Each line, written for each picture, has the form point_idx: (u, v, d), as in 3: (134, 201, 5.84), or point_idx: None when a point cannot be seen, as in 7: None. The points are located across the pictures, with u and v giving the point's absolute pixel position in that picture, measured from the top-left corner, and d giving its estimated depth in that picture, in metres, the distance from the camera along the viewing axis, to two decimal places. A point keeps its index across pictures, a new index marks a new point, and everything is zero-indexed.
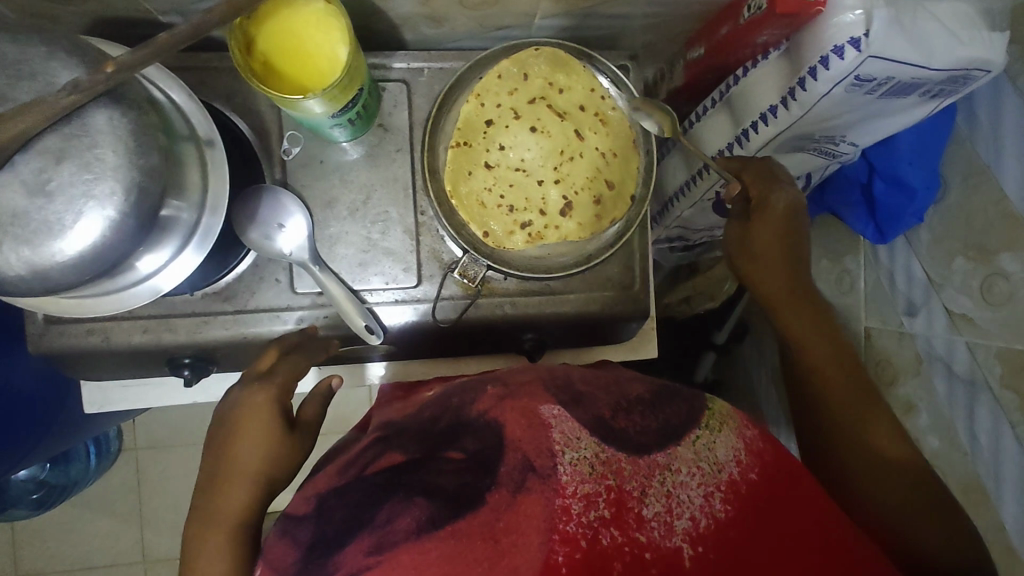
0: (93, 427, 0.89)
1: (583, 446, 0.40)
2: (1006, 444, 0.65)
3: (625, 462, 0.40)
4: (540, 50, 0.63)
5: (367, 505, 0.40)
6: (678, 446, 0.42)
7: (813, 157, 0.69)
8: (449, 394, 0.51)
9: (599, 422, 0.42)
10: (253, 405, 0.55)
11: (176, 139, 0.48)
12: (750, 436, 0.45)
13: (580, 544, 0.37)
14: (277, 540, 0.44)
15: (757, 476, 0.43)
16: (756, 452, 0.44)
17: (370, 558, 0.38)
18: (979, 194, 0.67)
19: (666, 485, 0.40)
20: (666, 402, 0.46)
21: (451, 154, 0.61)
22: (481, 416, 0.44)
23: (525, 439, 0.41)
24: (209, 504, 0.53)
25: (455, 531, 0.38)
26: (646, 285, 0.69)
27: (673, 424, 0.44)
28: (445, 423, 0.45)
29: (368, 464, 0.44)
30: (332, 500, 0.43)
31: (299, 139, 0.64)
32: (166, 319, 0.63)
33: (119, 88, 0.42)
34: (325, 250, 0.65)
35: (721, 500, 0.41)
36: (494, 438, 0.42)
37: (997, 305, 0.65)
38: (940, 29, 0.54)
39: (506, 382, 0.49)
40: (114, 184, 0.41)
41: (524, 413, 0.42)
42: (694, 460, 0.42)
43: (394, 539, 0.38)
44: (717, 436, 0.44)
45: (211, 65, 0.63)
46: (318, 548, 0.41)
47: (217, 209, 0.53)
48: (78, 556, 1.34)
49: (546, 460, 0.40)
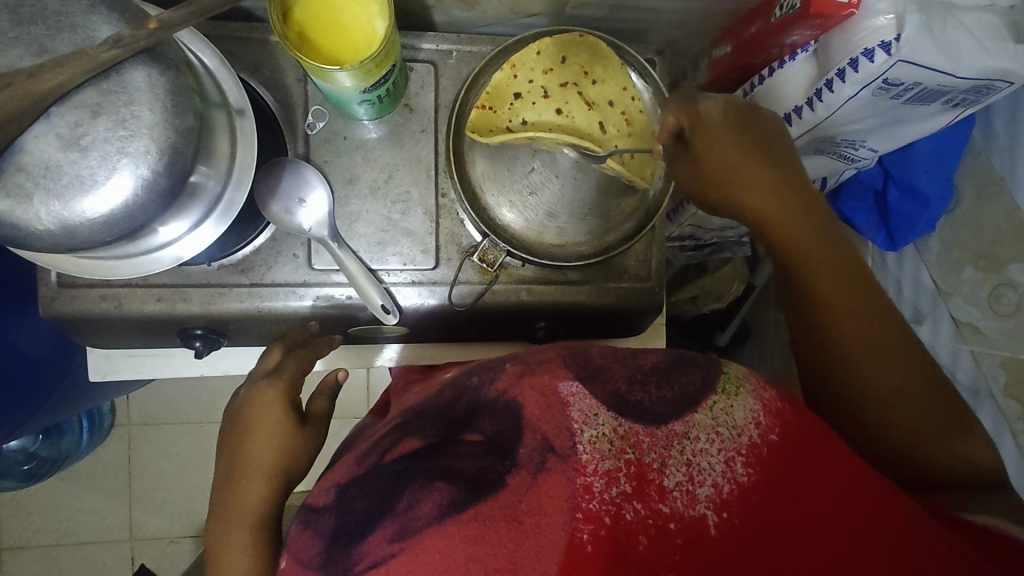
0: (95, 397, 0.88)
1: (601, 423, 0.39)
2: (1007, 449, 0.68)
3: (643, 435, 0.38)
4: (584, 37, 0.62)
5: (388, 494, 0.40)
6: (695, 412, 0.40)
7: (832, 162, 0.70)
8: (468, 375, 0.47)
9: (616, 399, 0.40)
10: (263, 402, 0.56)
11: (210, 106, 0.48)
12: (767, 397, 0.42)
13: (605, 521, 0.36)
14: (299, 533, 0.44)
15: (778, 437, 0.40)
16: (775, 412, 0.41)
17: (393, 546, 0.38)
18: (992, 206, 0.69)
19: (687, 454, 0.38)
20: (687, 371, 0.43)
21: (474, 116, 0.60)
22: (498, 397, 0.41)
23: (544, 419, 0.39)
24: (224, 500, 0.53)
25: (477, 513, 0.37)
26: (661, 278, 0.70)
27: (689, 392, 0.41)
28: (466, 405, 0.43)
29: (387, 451, 0.43)
30: (351, 489, 0.42)
31: (323, 115, 0.64)
32: (181, 289, 0.62)
33: (157, 47, 0.42)
34: (344, 227, 0.64)
35: (743, 465, 0.39)
36: (512, 420, 0.40)
37: (1005, 314, 0.67)
38: (968, 38, 0.54)
39: (527, 360, 0.45)
40: (149, 142, 0.41)
41: (547, 396, 0.40)
42: (713, 426, 0.39)
43: (417, 525, 0.38)
44: (734, 400, 0.41)
45: (238, 35, 0.62)
46: (341, 537, 0.41)
47: (241, 182, 0.53)
48: (65, 531, 1.33)
49: (565, 440, 0.38)
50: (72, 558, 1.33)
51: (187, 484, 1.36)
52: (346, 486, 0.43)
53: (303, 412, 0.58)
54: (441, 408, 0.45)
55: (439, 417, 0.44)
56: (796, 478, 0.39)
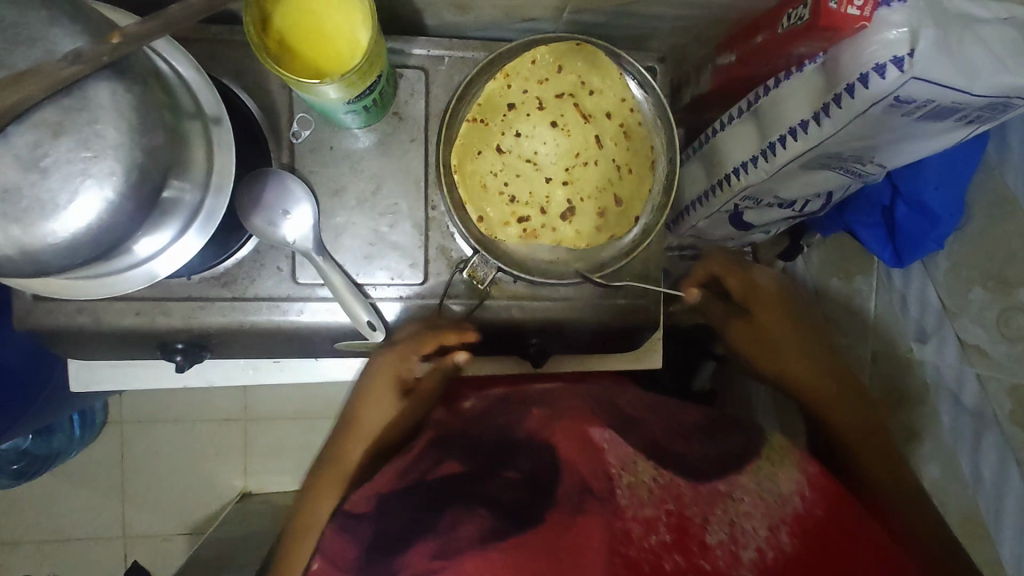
0: (78, 401, 0.87)
1: (641, 471, 0.46)
2: (1011, 475, 0.66)
3: (685, 489, 0.45)
4: (581, 44, 0.60)
5: (431, 512, 0.46)
6: (739, 477, 0.47)
7: (837, 176, 0.67)
8: (493, 416, 0.59)
9: (653, 449, 0.50)
10: (382, 375, 0.61)
11: (183, 117, 0.46)
12: (811, 472, 0.49)
13: (643, 567, 0.41)
14: (335, 535, 0.50)
15: (821, 513, 0.46)
16: (819, 488, 0.47)
17: (433, 562, 0.43)
18: (1003, 225, 0.66)
19: (730, 515, 0.44)
20: (726, 437, 0.56)
21: (464, 128, 0.59)
22: (531, 436, 0.52)
23: (581, 462, 0.48)
24: (340, 449, 0.62)
25: (517, 542, 0.43)
26: (658, 295, 0.68)
27: (733, 458, 0.50)
28: (496, 442, 0.53)
29: (428, 470, 0.51)
30: (394, 502, 0.48)
31: (309, 123, 0.61)
32: (161, 303, 0.60)
33: (125, 60, 0.39)
34: (330, 241, 0.62)
35: (788, 533, 0.44)
36: (549, 459, 0.49)
37: (1013, 339, 0.65)
38: (985, 54, 0.51)
39: (551, 408, 0.57)
40: (114, 163, 0.38)
41: (576, 437, 0.50)
42: (758, 491, 0.46)
43: (458, 546, 0.43)
44: (779, 471, 0.49)
45: (221, 38, 0.60)
46: (380, 544, 0.46)
47: (221, 189, 0.51)
48: (57, 528, 1.33)
49: (604, 484, 0.46)
50: (66, 554, 1.33)
51: (181, 481, 1.35)
52: (386, 497, 0.50)
53: (411, 385, 0.63)
54: (474, 442, 0.55)
55: (477, 452, 0.53)
56: (841, 551, 0.43)
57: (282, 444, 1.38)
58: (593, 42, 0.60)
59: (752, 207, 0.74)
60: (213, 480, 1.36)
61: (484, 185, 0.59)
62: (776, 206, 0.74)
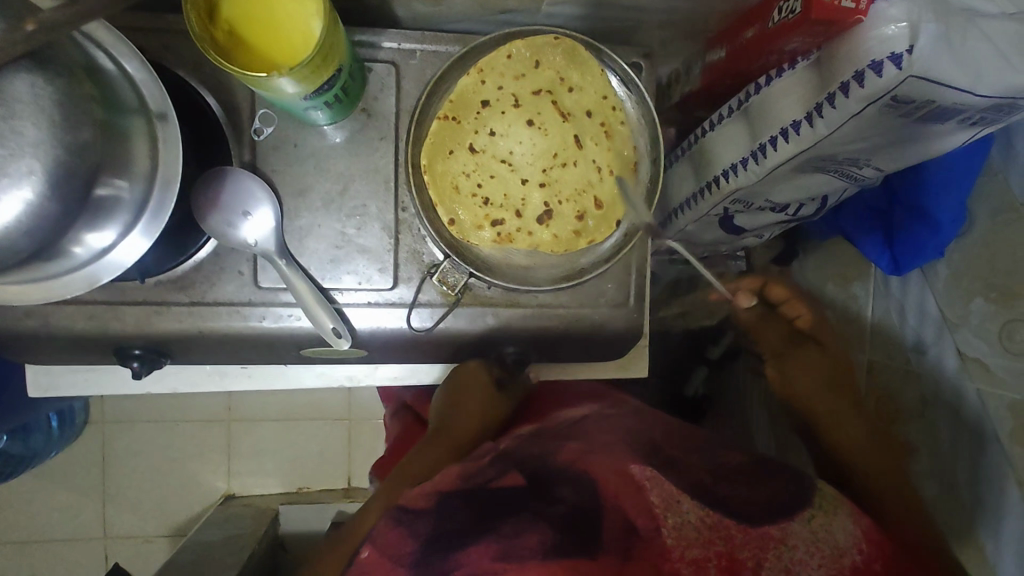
0: (44, 404, 0.84)
1: (686, 510, 0.53)
2: (1009, 496, 0.62)
3: (737, 531, 0.52)
4: (560, 39, 0.56)
5: (491, 519, 0.52)
6: (793, 523, 0.53)
7: (831, 179, 0.63)
8: (522, 445, 0.63)
9: (701, 488, 0.56)
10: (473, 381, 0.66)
11: (117, 111, 0.43)
12: (864, 525, 0.55)
13: None
14: (389, 528, 0.54)
15: (878, 566, 0.52)
16: (874, 542, 0.53)
17: (495, 562, 0.48)
18: (1007, 233, 0.62)
19: (784, 561, 0.50)
20: (771, 478, 0.60)
21: (436, 126, 0.56)
22: (569, 466, 0.57)
23: (630, 498, 0.53)
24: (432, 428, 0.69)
25: (566, 564, 0.48)
26: (642, 304, 0.65)
27: (783, 500, 0.56)
28: (534, 468, 0.58)
29: (492, 479, 0.56)
30: (453, 503, 0.54)
31: (271, 119, 0.58)
32: (114, 307, 0.57)
33: (45, 51, 0.36)
34: (294, 243, 0.59)
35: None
36: (590, 492, 0.54)
37: (1016, 353, 0.61)
38: (991, 50, 0.47)
39: (587, 441, 0.62)
40: (33, 162, 0.35)
41: (619, 473, 0.56)
42: (812, 541, 0.52)
43: (521, 553, 0.49)
44: (835, 519, 0.55)
45: (177, 28, 0.56)
46: (440, 541, 0.51)
47: (168, 184, 0.47)
48: (37, 527, 1.31)
49: (651, 521, 0.52)
50: (46, 554, 1.31)
51: (164, 483, 1.33)
52: (444, 497, 0.55)
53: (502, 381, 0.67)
54: (519, 459, 0.60)
55: (530, 469, 0.58)
56: None
57: (267, 446, 1.35)
58: (572, 35, 0.56)
59: (742, 211, 0.71)
60: (196, 481, 1.34)
61: (456, 185, 0.56)
62: (767, 210, 0.70)
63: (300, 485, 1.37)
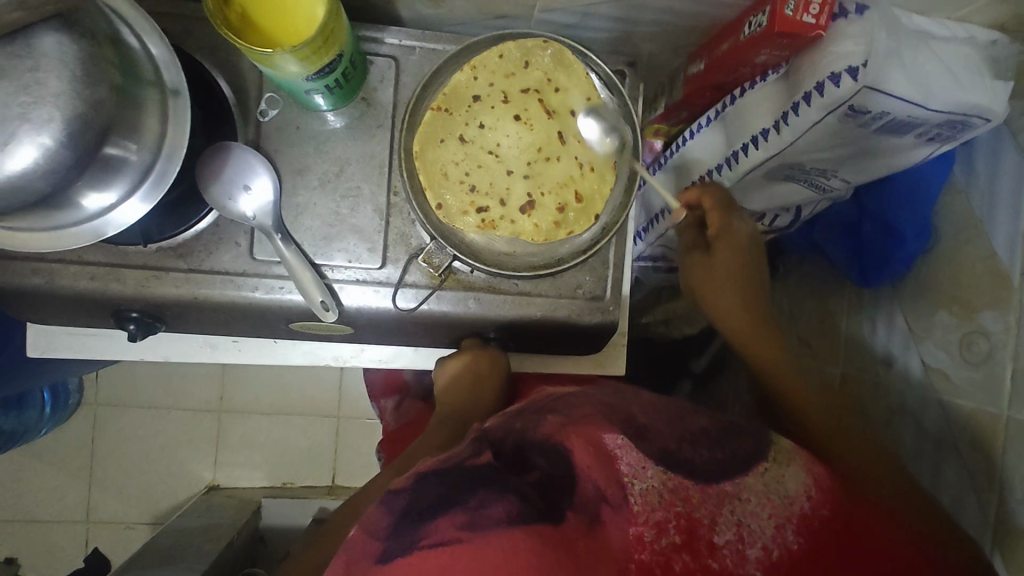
0: (42, 373, 0.87)
1: (650, 475, 0.52)
2: (963, 504, 0.64)
3: (694, 491, 0.52)
4: (547, 42, 0.61)
5: (463, 490, 0.50)
6: (748, 477, 0.54)
7: (803, 190, 0.67)
8: (509, 421, 0.61)
9: (664, 452, 0.55)
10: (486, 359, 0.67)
11: (131, 80, 0.47)
12: (816, 472, 0.56)
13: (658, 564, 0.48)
14: (374, 508, 0.53)
15: (825, 509, 0.53)
16: (824, 488, 0.54)
17: (460, 532, 0.47)
18: (967, 248, 0.65)
19: (738, 515, 0.51)
20: (736, 433, 0.59)
21: (428, 116, 0.59)
22: (547, 438, 0.55)
23: (594, 466, 0.51)
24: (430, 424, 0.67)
25: (533, 530, 0.47)
26: (617, 298, 0.67)
27: (740, 456, 0.56)
28: (513, 444, 0.56)
29: (467, 458, 0.54)
30: (429, 479, 0.52)
31: (277, 102, 0.62)
32: (116, 269, 0.60)
33: (71, 14, 0.40)
34: (290, 219, 0.63)
35: (793, 531, 0.51)
36: (564, 464, 0.52)
37: (974, 363, 0.63)
38: (941, 68, 0.52)
39: (566, 414, 0.60)
40: (53, 111, 0.39)
41: (591, 442, 0.54)
42: (764, 492, 0.53)
43: (487, 522, 0.47)
44: (786, 470, 0.55)
45: (197, 15, 0.61)
46: (410, 515, 0.50)
47: (174, 155, 0.51)
48: (22, 506, 1.32)
49: (618, 491, 0.50)
50: (28, 534, 1.32)
51: (150, 468, 1.34)
52: (422, 476, 0.53)
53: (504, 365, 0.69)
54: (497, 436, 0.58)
55: (506, 448, 0.56)
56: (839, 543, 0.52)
57: (255, 439, 1.37)
58: (559, 40, 0.61)
59: None
60: (182, 469, 1.35)
61: (445, 172, 0.59)
62: None
63: (283, 480, 1.38)
